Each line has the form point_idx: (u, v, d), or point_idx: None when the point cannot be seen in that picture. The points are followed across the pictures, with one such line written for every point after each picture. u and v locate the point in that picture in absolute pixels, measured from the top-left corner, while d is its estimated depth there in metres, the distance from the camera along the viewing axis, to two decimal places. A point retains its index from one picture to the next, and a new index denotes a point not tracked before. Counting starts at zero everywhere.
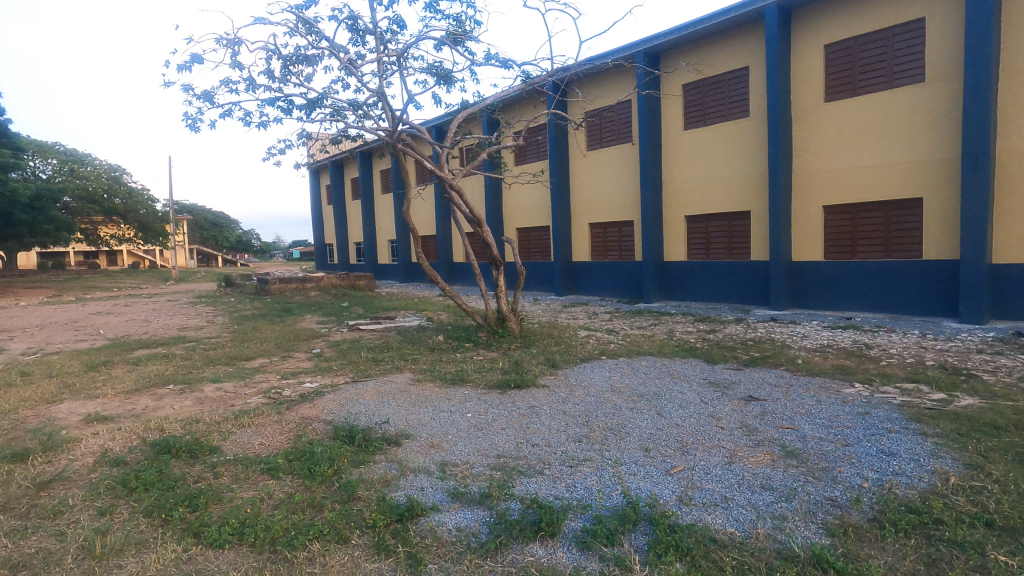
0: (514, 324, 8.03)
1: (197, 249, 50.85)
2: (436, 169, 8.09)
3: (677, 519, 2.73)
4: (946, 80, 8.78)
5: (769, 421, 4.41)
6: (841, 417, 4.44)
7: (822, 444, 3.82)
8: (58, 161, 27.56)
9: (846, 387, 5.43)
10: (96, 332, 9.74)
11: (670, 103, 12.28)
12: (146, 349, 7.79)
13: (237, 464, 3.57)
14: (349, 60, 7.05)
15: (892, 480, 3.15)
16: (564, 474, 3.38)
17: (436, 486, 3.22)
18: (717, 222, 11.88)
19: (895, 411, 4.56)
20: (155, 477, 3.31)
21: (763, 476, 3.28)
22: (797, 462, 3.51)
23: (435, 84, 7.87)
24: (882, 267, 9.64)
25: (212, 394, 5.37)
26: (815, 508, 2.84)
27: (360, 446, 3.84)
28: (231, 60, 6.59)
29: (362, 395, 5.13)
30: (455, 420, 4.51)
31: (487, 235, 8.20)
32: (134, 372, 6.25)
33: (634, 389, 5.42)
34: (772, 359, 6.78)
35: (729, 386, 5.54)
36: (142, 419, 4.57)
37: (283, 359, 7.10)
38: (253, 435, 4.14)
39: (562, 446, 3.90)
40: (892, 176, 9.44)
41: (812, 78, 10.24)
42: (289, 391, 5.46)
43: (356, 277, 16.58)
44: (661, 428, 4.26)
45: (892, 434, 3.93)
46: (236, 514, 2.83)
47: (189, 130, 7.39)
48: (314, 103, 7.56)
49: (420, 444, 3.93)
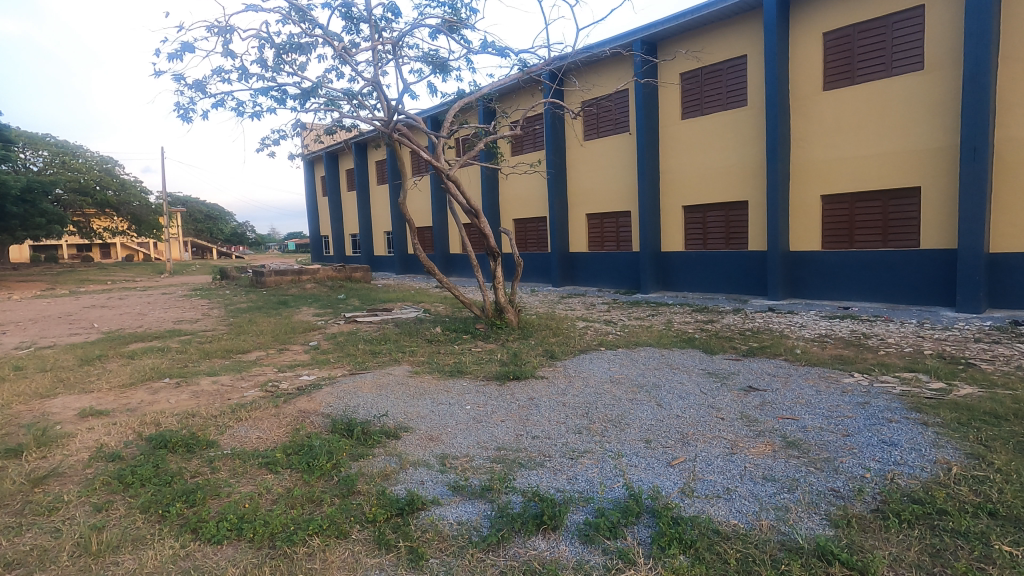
0: (513, 315, 7.98)
1: (190, 241, 50.35)
2: (434, 159, 7.98)
3: (681, 511, 2.71)
4: (946, 69, 8.73)
5: (769, 411, 4.40)
6: (841, 407, 4.43)
7: (823, 435, 3.80)
8: (48, 152, 27.30)
9: (845, 377, 5.44)
10: (91, 325, 9.67)
11: (667, 92, 12.21)
12: (142, 342, 7.74)
13: (235, 459, 3.53)
14: (344, 49, 6.93)
15: (895, 470, 3.13)
16: (565, 466, 3.36)
17: (437, 479, 3.19)
18: (715, 212, 11.84)
19: (895, 400, 4.56)
20: (151, 473, 3.27)
21: (764, 467, 3.26)
22: (799, 452, 3.50)
23: (431, 73, 7.77)
24: (880, 257, 9.64)
25: (209, 388, 5.33)
26: (818, 499, 2.82)
27: (359, 440, 3.81)
28: (222, 49, 6.47)
29: (361, 387, 5.09)
30: (455, 412, 4.47)
31: (486, 227, 8.08)
32: (129, 366, 6.19)
33: (633, 380, 5.40)
34: (771, 349, 6.77)
35: (728, 376, 5.53)
36: (138, 414, 4.51)
37: (280, 352, 7.06)
38: (250, 428, 4.10)
39: (563, 438, 3.88)
40: (891, 165, 9.41)
41: (811, 67, 10.18)
42: (286, 384, 5.41)
43: (353, 269, 16.50)
44: (661, 419, 4.25)
45: (893, 424, 3.92)
46: (234, 510, 2.80)
47: (181, 120, 7.30)
48: (309, 92, 7.46)
49: (420, 437, 3.90)
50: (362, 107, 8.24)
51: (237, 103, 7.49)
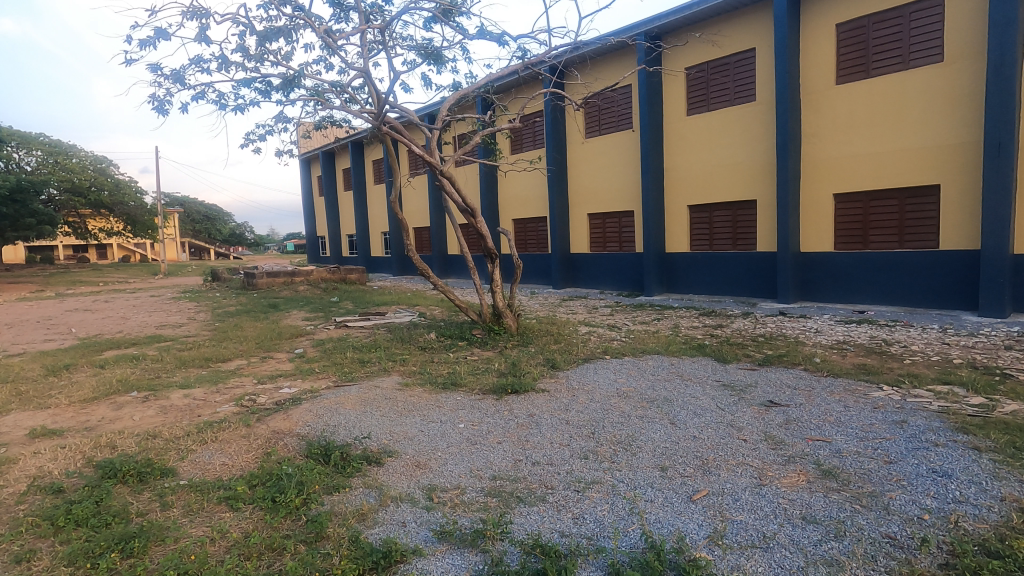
0: (511, 320, 7.56)
1: (188, 242, 49.67)
2: (425, 154, 7.51)
3: (712, 569, 2.26)
4: (968, 60, 8.27)
5: (796, 431, 3.95)
6: (876, 427, 3.98)
7: (862, 462, 3.36)
8: (42, 152, 26.66)
9: (873, 391, 4.97)
10: (69, 330, 9.20)
11: (672, 87, 11.78)
12: (118, 349, 7.29)
13: (192, 492, 3.10)
14: (330, 35, 6.46)
15: (957, 511, 2.67)
16: (570, 501, 2.93)
17: (421, 520, 2.74)
18: (722, 212, 11.39)
19: (936, 419, 4.09)
20: (90, 511, 2.82)
21: (802, 504, 2.83)
22: (838, 484, 3.05)
23: (424, 64, 7.33)
24: (896, 259, 9.19)
25: (179, 403, 4.87)
26: (874, 550, 2.37)
27: (337, 467, 3.37)
28: (199, 36, 6.00)
29: (343, 403, 4.61)
30: (446, 432, 4.03)
31: (482, 226, 7.61)
32: (96, 377, 5.73)
33: (642, 394, 4.96)
34: (789, 357, 6.31)
35: (745, 389, 5.07)
36: (94, 434, 4.07)
37: (262, 360, 6.60)
38: (215, 453, 3.64)
39: (567, 464, 3.43)
40: (908, 163, 8.96)
41: (822, 60, 9.74)
42: (264, 398, 4.95)
43: (348, 270, 16.05)
44: (676, 441, 3.81)
45: (940, 449, 3.47)
46: (175, 564, 2.35)
47: (157, 113, 6.83)
48: (293, 83, 6.99)
49: (405, 464, 3.45)
50: (351, 101, 7.80)
51: (219, 96, 7.03)
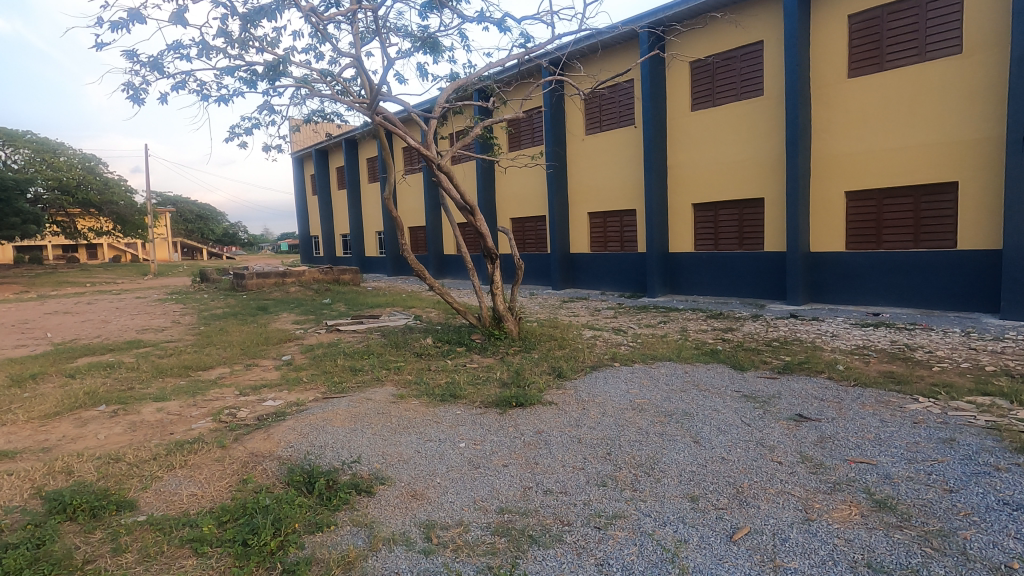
0: (513, 324, 7.14)
1: (180, 242, 49.07)
2: (420, 147, 7.05)
3: None
4: (988, 51, 7.92)
5: (834, 452, 3.55)
6: (923, 447, 3.57)
7: (919, 491, 2.95)
8: (28, 150, 26.06)
9: (910, 403, 4.57)
10: (44, 335, 8.71)
11: (676, 82, 11.38)
12: (92, 356, 6.83)
13: (152, 532, 2.65)
14: (319, 19, 6.03)
15: None
16: (591, 542, 2.52)
17: (420, 568, 2.33)
18: (728, 210, 11.00)
19: (989, 437, 3.69)
20: (25, 559, 2.38)
21: (863, 545, 2.43)
22: (897, 519, 2.66)
23: (420, 53, 6.91)
24: (911, 259, 8.82)
25: (151, 418, 4.41)
26: None
27: (321, 499, 2.94)
28: (176, 19, 5.57)
29: (331, 419, 4.17)
30: (446, 453, 3.60)
31: (481, 224, 7.16)
32: (64, 389, 5.27)
33: (658, 407, 4.55)
34: (810, 364, 5.91)
35: (769, 402, 4.65)
36: (48, 457, 3.62)
37: (247, 368, 6.16)
38: (184, 481, 3.21)
39: (584, 494, 3.01)
40: (924, 159, 8.58)
41: (834, 53, 9.36)
42: (245, 412, 4.51)
43: (341, 270, 15.59)
44: (703, 464, 3.40)
45: (1003, 475, 3.08)
46: None
47: (132, 102, 6.38)
48: (280, 71, 6.55)
49: (399, 494, 3.03)
50: (342, 92, 7.37)
51: (200, 86, 6.59)
